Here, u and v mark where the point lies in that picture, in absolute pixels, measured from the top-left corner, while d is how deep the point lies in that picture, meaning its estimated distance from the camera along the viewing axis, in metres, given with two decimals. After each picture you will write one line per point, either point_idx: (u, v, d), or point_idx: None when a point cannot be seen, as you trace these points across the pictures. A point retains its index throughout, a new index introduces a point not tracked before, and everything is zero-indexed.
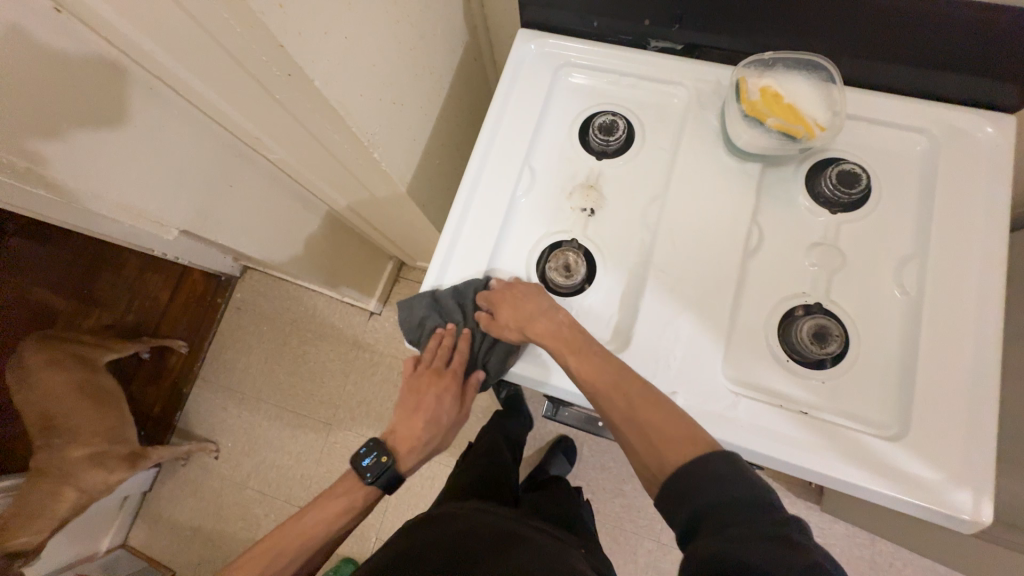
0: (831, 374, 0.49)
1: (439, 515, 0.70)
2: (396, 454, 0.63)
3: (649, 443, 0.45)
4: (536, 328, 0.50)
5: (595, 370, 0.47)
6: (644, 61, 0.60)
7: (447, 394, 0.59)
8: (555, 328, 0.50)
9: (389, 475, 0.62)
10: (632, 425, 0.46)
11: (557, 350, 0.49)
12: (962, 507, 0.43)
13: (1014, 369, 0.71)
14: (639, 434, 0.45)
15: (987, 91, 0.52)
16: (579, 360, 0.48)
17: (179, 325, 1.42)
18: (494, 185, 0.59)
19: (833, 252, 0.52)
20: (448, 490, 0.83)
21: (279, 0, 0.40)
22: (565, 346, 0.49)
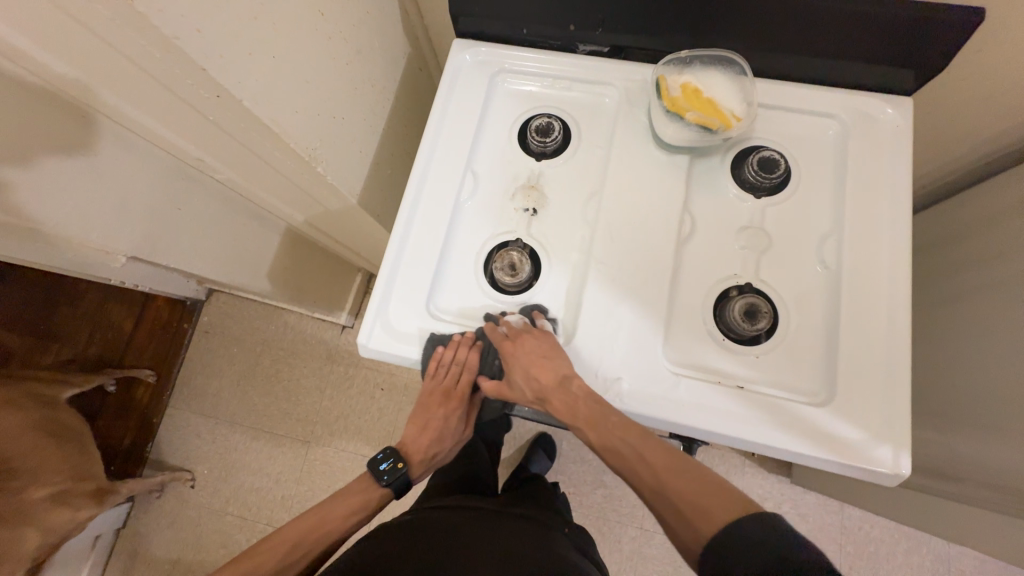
0: (764, 349, 0.52)
1: (439, 521, 0.69)
2: (411, 463, 0.67)
3: (671, 511, 0.45)
4: (554, 403, 0.51)
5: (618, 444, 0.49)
6: (575, 64, 0.63)
7: (455, 413, 0.63)
8: (571, 403, 0.50)
9: (406, 477, 0.67)
10: (656, 495, 0.47)
11: (576, 424, 0.51)
12: (880, 462, 0.47)
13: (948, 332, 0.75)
14: (664, 506, 0.45)
15: (888, 77, 0.55)
16: (599, 434, 0.49)
17: (147, 354, 1.39)
18: (438, 191, 0.60)
19: (760, 234, 0.56)
20: (432, 490, 0.87)
21: (197, 26, 0.41)
22: (586, 422, 0.50)
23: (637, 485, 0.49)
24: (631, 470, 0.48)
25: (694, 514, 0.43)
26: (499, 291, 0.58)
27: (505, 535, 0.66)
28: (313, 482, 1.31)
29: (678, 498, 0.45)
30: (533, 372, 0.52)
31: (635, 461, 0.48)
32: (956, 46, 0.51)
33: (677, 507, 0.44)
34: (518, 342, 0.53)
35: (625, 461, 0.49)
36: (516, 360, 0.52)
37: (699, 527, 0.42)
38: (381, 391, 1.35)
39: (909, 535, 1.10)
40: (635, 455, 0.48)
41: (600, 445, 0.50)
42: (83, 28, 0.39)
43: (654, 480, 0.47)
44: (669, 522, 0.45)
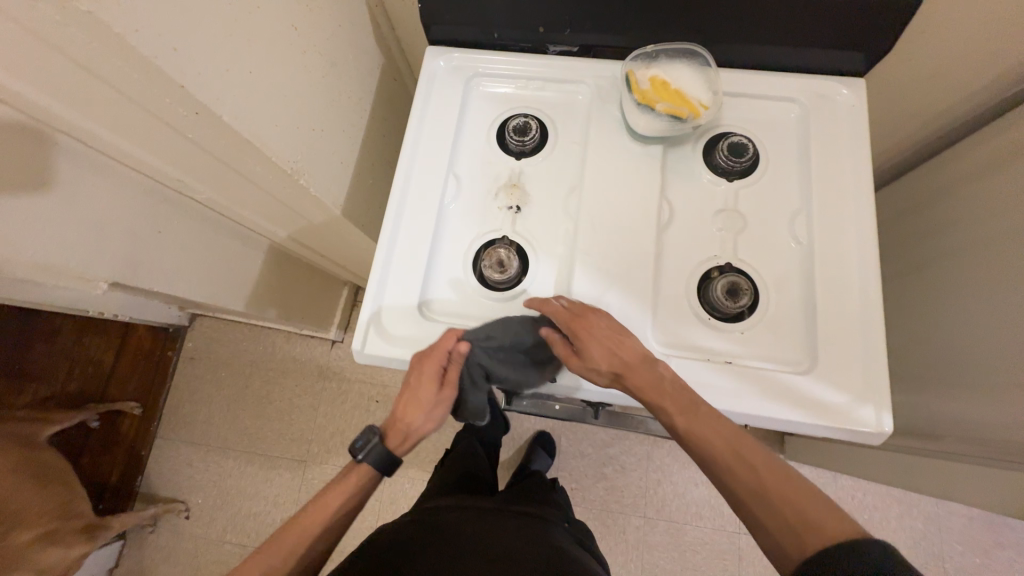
0: (748, 324, 0.55)
1: (446, 522, 0.68)
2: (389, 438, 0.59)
3: (771, 517, 0.44)
4: (637, 380, 0.50)
5: (716, 438, 0.48)
6: (546, 65, 0.65)
7: (428, 377, 0.54)
8: (657, 381, 0.49)
9: (387, 456, 0.59)
10: (753, 497, 0.46)
11: (664, 409, 0.49)
12: (865, 422, 0.49)
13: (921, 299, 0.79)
14: (765, 510, 0.45)
15: (840, 61, 0.59)
16: (688, 422, 0.48)
17: (130, 385, 1.35)
18: (422, 196, 0.61)
19: (734, 216, 0.58)
20: (427, 489, 0.86)
21: (173, 44, 0.41)
22: (674, 406, 0.49)
23: (722, 482, 0.48)
24: (727, 471, 0.47)
25: (802, 525, 0.43)
26: (488, 288, 0.58)
27: (506, 532, 0.67)
28: None
29: (782, 507, 0.44)
30: (615, 349, 0.50)
31: (731, 462, 0.47)
32: (898, 29, 0.54)
33: (780, 517, 0.44)
34: (589, 319, 0.51)
35: (718, 458, 0.48)
36: (591, 334, 0.50)
37: (805, 539, 0.42)
38: (376, 404, 1.34)
39: (900, 499, 1.14)
40: (730, 452, 0.47)
41: (687, 431, 0.48)
42: (54, 53, 0.39)
43: (755, 483, 0.46)
44: (763, 525, 0.45)
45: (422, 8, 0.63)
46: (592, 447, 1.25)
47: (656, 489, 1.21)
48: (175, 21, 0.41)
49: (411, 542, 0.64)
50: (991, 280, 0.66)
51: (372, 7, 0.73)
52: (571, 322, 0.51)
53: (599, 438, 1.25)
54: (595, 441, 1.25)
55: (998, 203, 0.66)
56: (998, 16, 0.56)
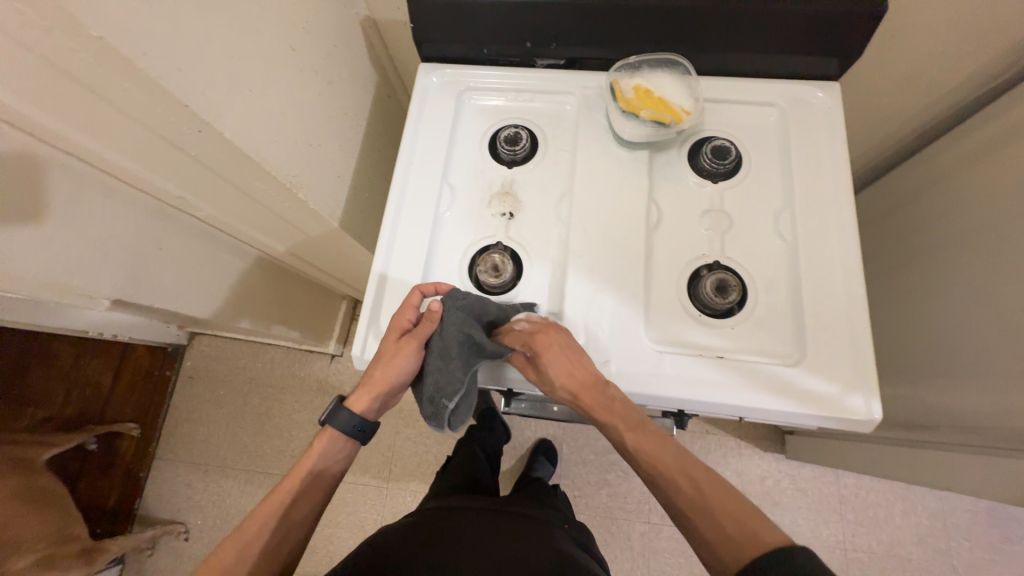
0: (738, 320, 0.56)
1: (450, 527, 0.69)
2: (354, 404, 0.59)
3: (710, 529, 0.46)
4: (589, 401, 0.52)
5: (657, 453, 0.51)
6: (535, 77, 0.67)
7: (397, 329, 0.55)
8: (608, 402, 0.51)
9: (351, 423, 0.58)
10: (693, 509, 0.47)
11: (614, 428, 0.51)
12: (855, 411, 0.50)
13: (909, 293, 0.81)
14: (705, 524, 0.46)
15: (814, 66, 0.62)
16: (637, 438, 0.51)
17: (128, 407, 1.35)
18: (418, 205, 0.63)
19: (720, 215, 0.60)
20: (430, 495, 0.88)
21: (178, 65, 0.43)
22: (624, 424, 0.51)
23: (665, 496, 0.49)
24: (672, 485, 0.49)
25: (741, 537, 0.44)
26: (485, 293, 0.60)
27: (508, 535, 0.68)
28: None
29: (721, 521, 0.45)
30: (571, 371, 0.51)
31: (676, 477, 0.49)
32: (867, 35, 0.57)
33: (719, 528, 0.45)
34: (545, 341, 0.52)
35: (663, 473, 0.50)
36: (547, 356, 0.51)
37: (739, 548, 0.43)
38: None
39: (903, 496, 1.14)
40: (671, 467, 0.50)
41: (634, 447, 0.51)
42: (65, 79, 0.41)
43: (696, 497, 0.47)
44: (702, 537, 0.46)
45: (414, 27, 0.66)
46: (594, 453, 1.25)
47: None
48: (180, 45, 0.43)
49: (414, 546, 0.65)
50: (974, 271, 0.68)
51: (366, 28, 0.76)
52: (526, 341, 0.52)
53: (600, 444, 1.25)
54: (596, 447, 1.25)
55: (977, 197, 0.68)
56: (961, 20, 0.60)
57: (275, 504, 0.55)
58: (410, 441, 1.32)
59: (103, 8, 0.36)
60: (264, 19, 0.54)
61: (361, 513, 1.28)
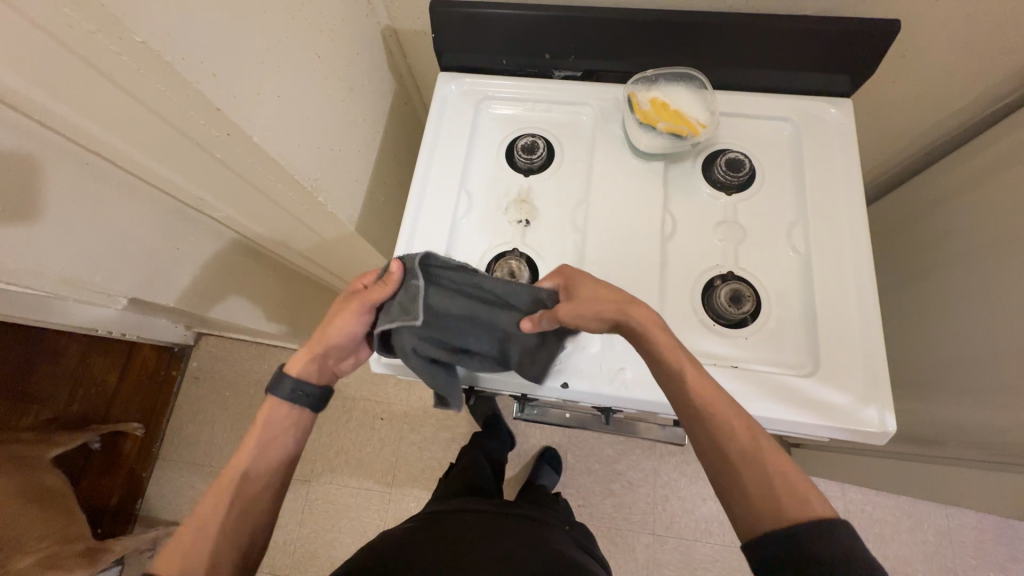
0: (751, 330, 0.57)
1: (450, 527, 0.70)
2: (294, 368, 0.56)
3: (762, 485, 0.42)
4: (639, 312, 0.48)
5: (715, 392, 0.45)
6: (552, 88, 0.68)
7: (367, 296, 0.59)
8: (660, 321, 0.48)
9: (291, 388, 0.55)
10: (744, 461, 0.43)
11: (671, 351, 0.46)
12: (868, 421, 0.51)
13: (921, 307, 0.81)
14: (754, 478, 0.43)
15: (828, 83, 0.63)
16: (696, 369, 0.46)
17: (133, 407, 1.34)
18: (436, 211, 0.64)
19: (734, 227, 0.61)
20: (433, 498, 0.88)
21: (212, 70, 0.44)
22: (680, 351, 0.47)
23: (712, 444, 0.44)
24: (726, 433, 0.44)
25: (791, 499, 0.41)
26: None
27: (507, 534, 0.69)
28: (316, 522, 1.28)
29: (771, 475, 0.42)
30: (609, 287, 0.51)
31: (734, 426, 0.44)
32: (879, 52, 0.59)
33: (766, 484, 0.42)
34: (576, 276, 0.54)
35: (717, 418, 0.44)
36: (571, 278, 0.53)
37: (784, 510, 0.41)
38: (381, 421, 1.34)
39: (910, 513, 1.13)
40: (728, 411, 0.45)
41: (691, 378, 0.45)
42: (106, 81, 0.42)
43: (751, 447, 0.43)
44: (742, 486, 0.43)
45: (435, 37, 0.67)
46: (598, 462, 1.24)
47: (664, 505, 1.20)
48: (214, 48, 0.44)
49: (415, 545, 0.66)
50: (984, 286, 0.69)
51: (387, 37, 0.78)
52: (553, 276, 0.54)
53: (605, 453, 1.25)
54: (601, 457, 1.24)
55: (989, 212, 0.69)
56: (972, 40, 0.61)
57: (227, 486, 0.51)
58: (414, 446, 1.32)
59: (148, 13, 0.38)
60: (293, 26, 0.55)
61: (364, 518, 1.27)
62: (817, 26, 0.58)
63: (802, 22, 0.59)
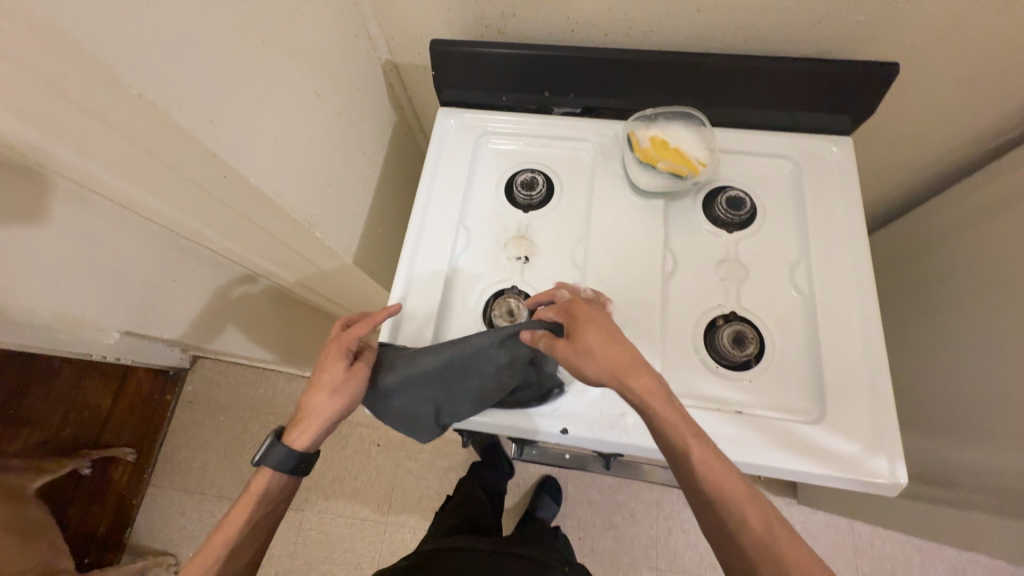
0: (755, 373, 0.55)
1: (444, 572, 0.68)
2: (292, 439, 0.55)
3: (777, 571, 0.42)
4: (640, 386, 0.45)
5: (724, 476, 0.44)
6: (552, 124, 0.68)
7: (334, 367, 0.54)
8: (662, 392, 0.46)
9: (293, 460, 0.55)
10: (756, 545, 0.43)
11: (681, 438, 0.44)
12: (880, 472, 0.49)
13: (927, 341, 0.80)
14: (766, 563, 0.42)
15: (827, 121, 0.63)
16: (703, 450, 0.44)
17: (126, 430, 1.33)
18: (435, 247, 0.64)
19: (735, 265, 0.61)
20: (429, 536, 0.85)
21: (210, 117, 0.45)
22: (688, 434, 0.45)
23: (726, 530, 0.44)
24: (738, 517, 0.43)
25: None
26: None
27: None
28: (309, 553, 1.24)
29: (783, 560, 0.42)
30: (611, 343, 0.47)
31: (746, 511, 0.44)
32: (877, 93, 0.59)
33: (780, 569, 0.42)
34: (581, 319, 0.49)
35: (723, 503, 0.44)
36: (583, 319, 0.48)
37: None
38: (377, 448, 1.31)
39: (920, 548, 1.10)
40: (737, 498, 0.44)
41: (701, 462, 0.44)
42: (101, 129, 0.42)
43: (764, 534, 0.43)
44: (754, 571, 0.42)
45: (435, 75, 0.68)
46: (600, 493, 1.21)
47: (668, 538, 1.17)
48: (211, 91, 0.44)
49: None
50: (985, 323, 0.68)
51: (387, 71, 0.79)
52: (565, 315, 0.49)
53: (606, 482, 1.22)
54: (602, 487, 1.21)
55: (996, 250, 0.69)
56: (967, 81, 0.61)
57: (228, 537, 0.54)
58: (411, 475, 1.29)
59: (144, 67, 0.38)
60: (293, 66, 0.56)
61: (358, 550, 1.24)
62: (813, 67, 0.59)
63: (798, 63, 0.59)
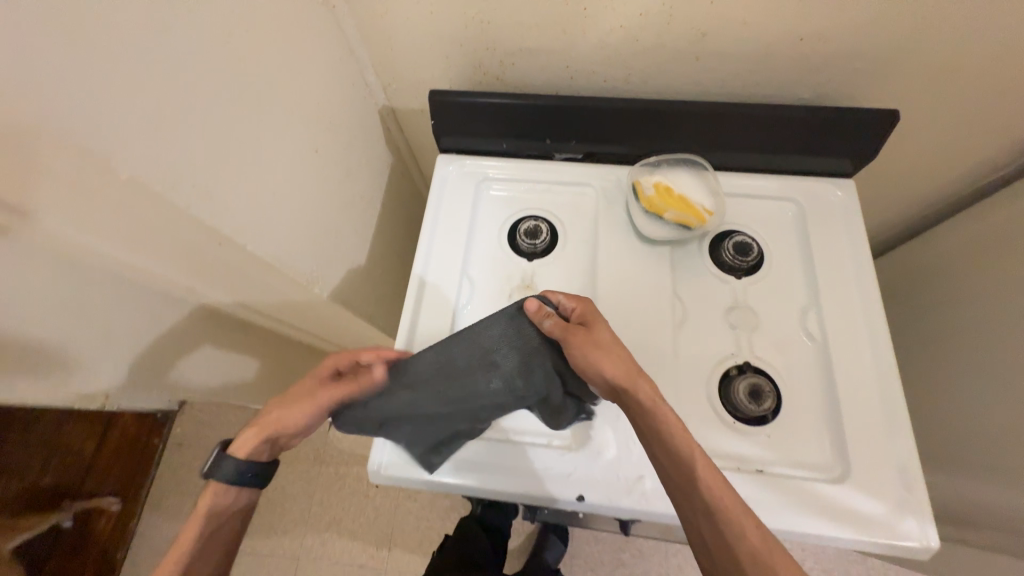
0: (774, 427, 0.54)
1: None
2: (242, 448, 0.54)
3: None
4: (640, 384, 0.47)
5: (721, 486, 0.43)
6: (554, 169, 0.68)
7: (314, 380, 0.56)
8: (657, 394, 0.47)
9: (236, 469, 0.52)
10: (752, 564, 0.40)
11: (675, 439, 0.44)
12: (911, 537, 0.47)
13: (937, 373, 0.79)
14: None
15: (829, 165, 0.63)
16: (700, 458, 0.43)
17: (112, 471, 1.25)
18: (438, 299, 0.62)
19: (746, 313, 0.59)
20: None
21: (203, 190, 0.43)
22: (683, 435, 0.45)
23: (721, 544, 0.41)
24: (734, 530, 0.41)
25: None
26: None
27: None
28: None
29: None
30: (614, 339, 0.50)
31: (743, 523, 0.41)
32: (878, 138, 0.59)
33: None
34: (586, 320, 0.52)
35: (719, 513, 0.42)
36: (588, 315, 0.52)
37: None
38: (376, 489, 1.26)
39: None
40: (732, 509, 0.42)
41: (695, 467, 0.43)
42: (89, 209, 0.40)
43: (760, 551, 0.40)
44: None
45: (434, 123, 0.67)
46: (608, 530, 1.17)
47: None
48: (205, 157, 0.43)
49: None
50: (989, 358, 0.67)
51: (384, 115, 0.78)
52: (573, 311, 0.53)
53: None
54: None
55: (997, 283, 0.69)
56: None
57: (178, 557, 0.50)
58: (412, 516, 1.24)
59: (135, 152, 0.36)
60: (289, 122, 0.55)
61: None
62: (814, 114, 0.59)
63: (798, 111, 0.59)
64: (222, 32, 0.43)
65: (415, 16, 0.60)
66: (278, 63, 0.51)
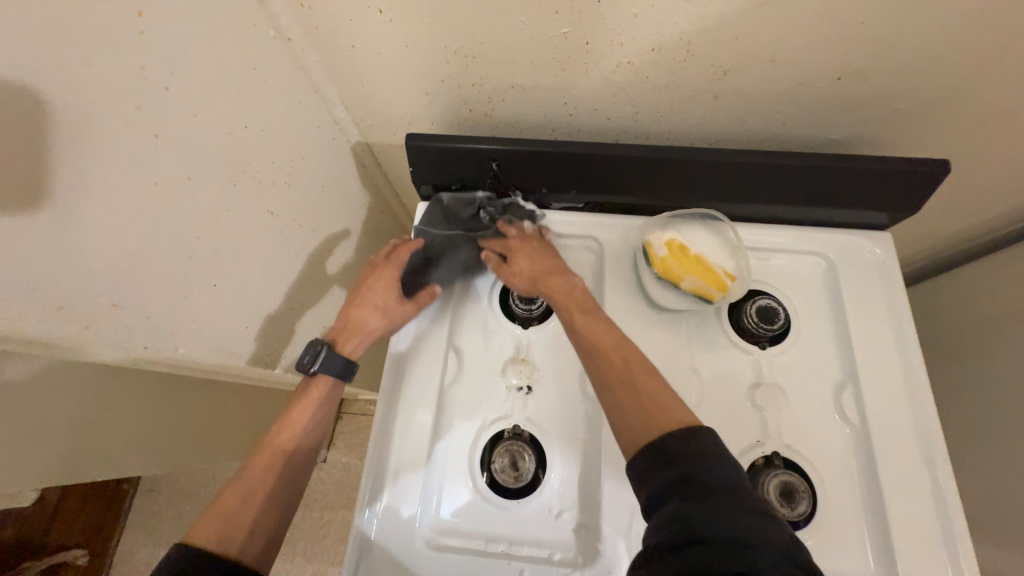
0: (809, 533, 0.47)
1: None
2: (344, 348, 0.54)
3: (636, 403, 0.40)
4: (551, 282, 0.51)
5: (602, 332, 0.46)
6: (550, 220, 0.59)
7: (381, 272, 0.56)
8: (569, 287, 0.51)
9: (343, 366, 0.52)
10: (620, 381, 0.42)
11: (567, 304, 0.49)
12: None
13: None
14: (627, 395, 0.41)
15: (861, 217, 0.56)
16: (586, 317, 0.48)
17: (80, 518, 1.10)
18: (419, 376, 0.53)
19: (774, 391, 0.51)
20: None
21: (112, 299, 0.38)
22: (575, 304, 0.49)
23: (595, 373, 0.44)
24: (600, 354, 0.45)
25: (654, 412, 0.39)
26: (498, 498, 0.49)
27: None
28: None
29: (640, 393, 0.41)
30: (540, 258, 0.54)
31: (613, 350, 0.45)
32: (923, 192, 0.52)
33: (641, 407, 0.40)
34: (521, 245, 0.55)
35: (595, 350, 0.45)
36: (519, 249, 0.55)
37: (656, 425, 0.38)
38: None
39: None
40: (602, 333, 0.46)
41: (581, 326, 0.47)
42: None
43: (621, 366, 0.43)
44: (623, 412, 0.41)
45: (413, 170, 0.58)
46: None
47: None
48: None
49: None
50: None
51: (358, 151, 0.69)
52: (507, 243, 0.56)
53: None
54: None
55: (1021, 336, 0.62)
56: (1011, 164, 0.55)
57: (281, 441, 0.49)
58: None
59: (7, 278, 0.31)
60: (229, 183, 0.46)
61: None
62: (849, 163, 0.51)
63: (832, 159, 0.51)
64: (124, 95, 0.34)
65: (384, 50, 0.51)
66: (213, 117, 0.42)
